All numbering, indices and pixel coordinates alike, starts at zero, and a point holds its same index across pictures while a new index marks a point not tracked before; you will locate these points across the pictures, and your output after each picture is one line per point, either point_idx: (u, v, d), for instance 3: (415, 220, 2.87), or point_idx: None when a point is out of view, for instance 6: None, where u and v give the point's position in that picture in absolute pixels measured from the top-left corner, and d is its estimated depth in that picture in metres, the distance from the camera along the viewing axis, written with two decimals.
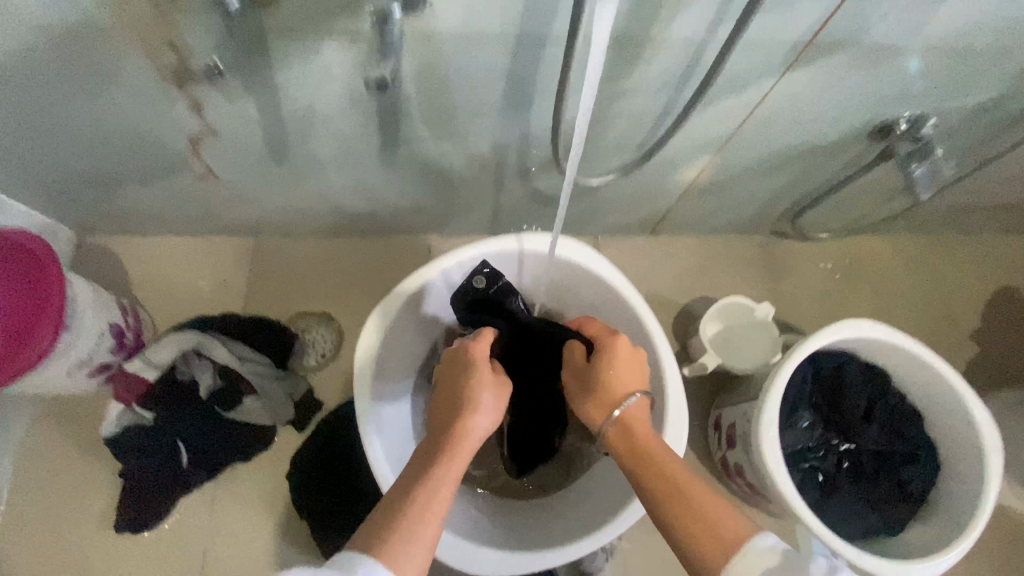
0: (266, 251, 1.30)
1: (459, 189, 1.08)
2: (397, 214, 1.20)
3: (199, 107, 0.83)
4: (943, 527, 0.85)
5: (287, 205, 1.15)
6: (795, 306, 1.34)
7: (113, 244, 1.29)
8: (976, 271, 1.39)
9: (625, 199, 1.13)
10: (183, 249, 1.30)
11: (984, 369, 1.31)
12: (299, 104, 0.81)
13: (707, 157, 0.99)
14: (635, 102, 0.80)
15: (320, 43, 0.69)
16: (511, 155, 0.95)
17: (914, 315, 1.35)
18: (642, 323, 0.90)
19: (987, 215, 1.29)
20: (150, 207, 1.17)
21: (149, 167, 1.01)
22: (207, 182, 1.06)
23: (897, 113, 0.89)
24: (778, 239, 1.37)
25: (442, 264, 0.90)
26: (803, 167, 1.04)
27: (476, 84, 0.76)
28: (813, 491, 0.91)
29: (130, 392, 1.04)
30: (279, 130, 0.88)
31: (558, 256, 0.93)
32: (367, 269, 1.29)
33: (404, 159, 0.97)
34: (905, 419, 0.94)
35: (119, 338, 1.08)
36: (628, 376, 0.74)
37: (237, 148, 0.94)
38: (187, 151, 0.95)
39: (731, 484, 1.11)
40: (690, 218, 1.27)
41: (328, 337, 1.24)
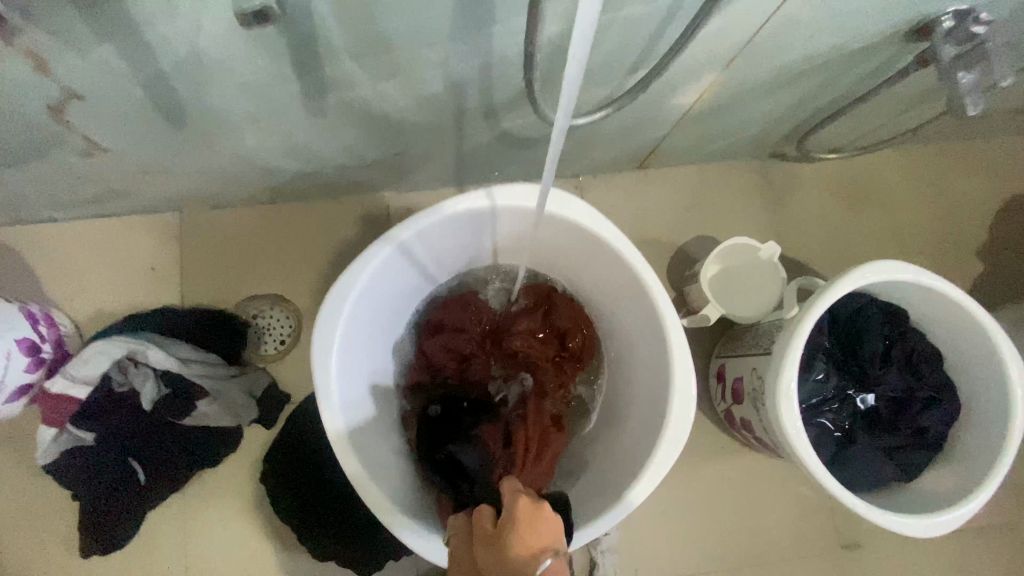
0: (195, 226, 1.10)
1: (412, 137, 0.89)
2: (344, 172, 1.00)
3: (43, 65, 0.60)
4: (962, 476, 0.81)
5: (203, 173, 0.94)
6: (797, 234, 1.19)
7: (5, 236, 1.05)
8: (985, 179, 1.27)
9: (611, 134, 0.95)
10: (95, 234, 1.07)
11: (992, 286, 1.23)
12: (180, 50, 0.60)
13: (710, 77, 0.79)
14: (625, 14, 0.59)
15: None
16: (470, 92, 0.76)
17: (924, 235, 1.24)
18: (640, 280, 0.78)
19: (1004, 118, 1.15)
20: (35, 192, 0.93)
21: (15, 147, 0.78)
22: (93, 156, 0.84)
23: (943, 6, 0.69)
24: (780, 162, 1.20)
25: (400, 234, 0.76)
26: (821, 81, 0.85)
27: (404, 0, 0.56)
28: (827, 448, 0.86)
29: (59, 414, 0.88)
30: (160, 82, 0.66)
31: (546, 211, 0.78)
32: (318, 238, 1.11)
33: (339, 110, 0.77)
34: (924, 359, 0.87)
35: (34, 355, 0.91)
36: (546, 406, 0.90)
37: (115, 112, 0.72)
38: (51, 120, 0.72)
39: (734, 434, 1.07)
40: (686, 148, 1.08)
41: (283, 321, 1.08)
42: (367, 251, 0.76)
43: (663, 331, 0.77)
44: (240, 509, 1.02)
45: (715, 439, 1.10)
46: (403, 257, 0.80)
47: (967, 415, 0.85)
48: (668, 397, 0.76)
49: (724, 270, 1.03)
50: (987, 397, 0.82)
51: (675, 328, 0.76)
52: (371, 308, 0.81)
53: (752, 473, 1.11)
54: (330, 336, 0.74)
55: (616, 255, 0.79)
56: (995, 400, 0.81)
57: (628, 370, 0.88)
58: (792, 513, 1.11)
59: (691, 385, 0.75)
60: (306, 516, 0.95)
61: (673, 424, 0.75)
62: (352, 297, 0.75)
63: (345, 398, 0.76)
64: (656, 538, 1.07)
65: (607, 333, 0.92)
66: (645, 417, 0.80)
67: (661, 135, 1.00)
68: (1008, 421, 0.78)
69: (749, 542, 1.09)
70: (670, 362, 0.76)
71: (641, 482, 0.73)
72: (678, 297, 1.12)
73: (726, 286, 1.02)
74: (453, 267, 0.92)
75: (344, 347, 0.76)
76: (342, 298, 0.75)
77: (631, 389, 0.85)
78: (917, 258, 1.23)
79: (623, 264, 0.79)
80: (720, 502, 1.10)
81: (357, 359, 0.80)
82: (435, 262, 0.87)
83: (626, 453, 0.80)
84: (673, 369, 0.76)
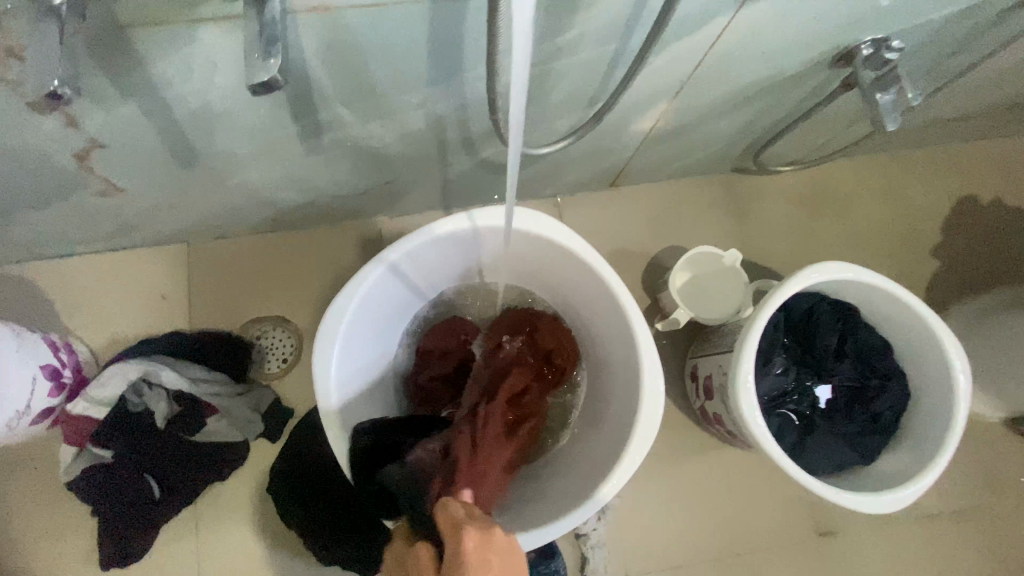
0: (201, 255, 1.18)
1: (400, 167, 0.98)
2: (339, 201, 1.09)
3: (72, 120, 0.69)
4: (913, 456, 0.88)
5: (209, 207, 1.03)
6: (762, 241, 1.28)
7: (25, 272, 1.13)
8: (935, 183, 1.37)
9: (580, 156, 1.04)
10: (109, 267, 1.16)
11: (949, 281, 1.32)
12: (192, 103, 0.69)
13: (663, 105, 0.89)
14: (579, 59, 0.70)
15: (193, 26, 0.56)
16: (449, 126, 0.85)
17: (881, 236, 1.33)
18: (610, 289, 0.86)
19: (945, 127, 1.25)
20: (56, 230, 1.02)
21: (41, 191, 0.86)
22: (111, 196, 0.92)
23: (859, 38, 0.78)
24: (742, 175, 1.29)
25: (390, 255, 0.84)
26: (764, 104, 0.95)
27: (385, 54, 0.65)
28: (790, 435, 0.93)
29: (81, 432, 0.98)
30: (174, 130, 0.75)
31: (523, 229, 0.87)
32: (316, 262, 1.20)
33: (332, 146, 0.86)
34: (875, 351, 0.95)
35: (56, 380, 0.99)
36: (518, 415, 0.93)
37: (133, 157, 0.81)
38: (74, 167, 0.81)
39: (711, 429, 1.15)
40: (653, 166, 1.18)
41: (285, 340, 1.16)
42: (361, 271, 0.84)
43: (632, 334, 0.85)
44: (249, 520, 1.08)
45: (694, 435, 1.17)
46: (394, 275, 0.88)
47: (917, 400, 0.92)
48: (638, 395, 0.84)
49: (691, 277, 1.13)
50: (933, 382, 0.90)
51: (642, 330, 0.84)
52: (366, 322, 0.88)
53: (731, 466, 1.18)
54: (329, 349, 0.81)
55: (587, 267, 0.87)
56: (939, 385, 0.88)
57: (606, 372, 0.95)
58: (771, 503, 1.17)
59: (658, 382, 0.83)
60: (311, 523, 1.02)
61: (643, 419, 0.82)
62: (349, 313, 0.83)
63: (344, 406, 0.83)
64: (643, 531, 1.13)
65: (586, 339, 1.00)
66: (621, 414, 0.87)
67: (628, 156, 1.10)
68: (951, 403, 0.86)
69: (731, 532, 1.15)
70: (640, 363, 0.84)
71: (610, 479, 0.80)
72: (653, 304, 1.21)
73: (693, 290, 1.12)
74: (441, 283, 1.00)
75: (341, 359, 0.83)
76: (340, 315, 0.82)
77: (608, 389, 0.93)
78: (876, 259, 1.32)
79: (594, 275, 0.87)
80: (702, 495, 1.16)
81: (354, 370, 0.87)
82: (424, 278, 0.95)
83: (604, 448, 0.87)
84: (642, 369, 0.84)
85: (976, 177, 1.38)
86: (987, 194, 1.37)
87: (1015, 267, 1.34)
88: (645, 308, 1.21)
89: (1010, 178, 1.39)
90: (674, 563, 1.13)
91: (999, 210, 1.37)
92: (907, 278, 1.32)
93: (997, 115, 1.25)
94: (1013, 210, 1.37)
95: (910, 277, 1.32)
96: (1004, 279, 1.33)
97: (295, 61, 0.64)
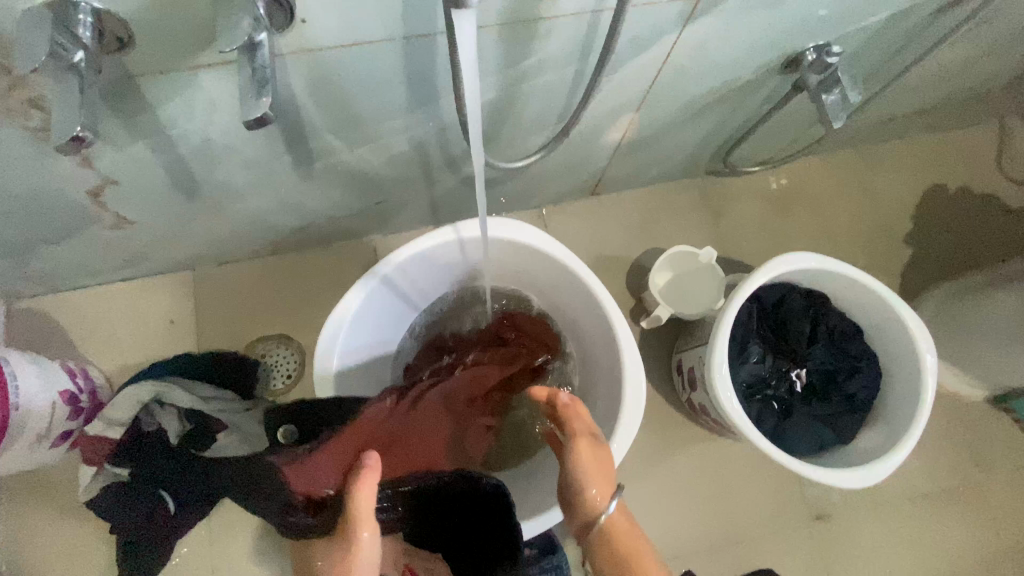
0: (206, 281, 1.25)
1: (388, 188, 1.05)
2: (334, 222, 1.16)
3: (86, 160, 0.76)
4: (888, 433, 0.93)
5: (213, 234, 1.10)
6: (739, 239, 1.34)
7: (42, 306, 1.20)
8: (903, 175, 1.43)
9: (558, 168, 1.11)
10: (120, 297, 1.22)
11: (923, 268, 1.37)
12: (194, 139, 0.77)
13: (629, 116, 0.96)
14: (543, 79, 0.78)
15: (194, 72, 0.63)
16: (431, 148, 0.92)
17: (855, 228, 1.39)
18: (590, 289, 0.92)
19: (905, 121, 1.31)
20: (71, 264, 1.09)
21: (57, 228, 0.93)
22: (122, 229, 0.99)
23: (803, 44, 0.85)
24: (717, 178, 1.36)
25: (382, 268, 0.90)
26: (725, 110, 1.01)
27: (365, 86, 0.72)
28: (769, 420, 0.98)
29: (100, 453, 1.02)
30: (179, 164, 0.82)
31: (505, 237, 0.93)
32: (315, 282, 1.26)
33: (324, 172, 0.93)
34: (846, 335, 1.00)
35: (74, 405, 1.05)
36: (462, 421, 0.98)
37: (142, 191, 0.88)
38: (88, 203, 0.88)
39: (699, 421, 1.19)
40: (629, 174, 1.24)
41: (289, 357, 1.22)
42: (356, 284, 0.90)
43: (613, 331, 0.91)
44: (260, 531, 1.12)
45: (684, 428, 1.22)
46: (387, 287, 0.94)
47: (889, 380, 0.97)
48: (621, 387, 0.89)
49: (670, 276, 1.19)
50: (901, 361, 0.95)
51: (621, 327, 0.90)
52: (363, 331, 0.94)
53: (722, 457, 1.22)
54: (328, 357, 0.87)
55: (568, 270, 0.93)
56: (906, 365, 0.93)
57: (592, 369, 1.00)
58: (763, 490, 1.21)
59: (640, 374, 0.88)
60: None
61: (627, 410, 0.87)
62: (346, 323, 0.88)
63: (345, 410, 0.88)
64: (641, 524, 1.17)
65: (570, 339, 1.06)
66: (607, 407, 0.92)
67: (604, 166, 1.17)
68: (918, 380, 0.90)
69: (726, 521, 1.19)
70: (622, 358, 0.89)
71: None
72: (637, 305, 1.26)
73: (671, 289, 1.19)
74: (433, 292, 1.06)
75: (340, 366, 0.89)
76: (337, 325, 0.88)
77: (595, 385, 0.98)
78: (850, 250, 1.37)
79: (574, 277, 0.93)
80: (696, 486, 1.20)
81: (353, 376, 0.93)
82: (415, 288, 1.01)
83: None
84: (625, 363, 0.89)
85: (942, 167, 1.44)
86: (954, 182, 1.43)
87: (986, 250, 1.39)
88: (631, 309, 1.26)
89: (974, 167, 1.45)
90: (673, 553, 1.16)
91: (967, 197, 1.43)
92: (883, 266, 1.37)
93: (953, 108, 1.32)
94: (980, 196, 1.43)
95: (885, 266, 1.37)
96: (976, 262, 1.38)
97: (285, 98, 0.71)
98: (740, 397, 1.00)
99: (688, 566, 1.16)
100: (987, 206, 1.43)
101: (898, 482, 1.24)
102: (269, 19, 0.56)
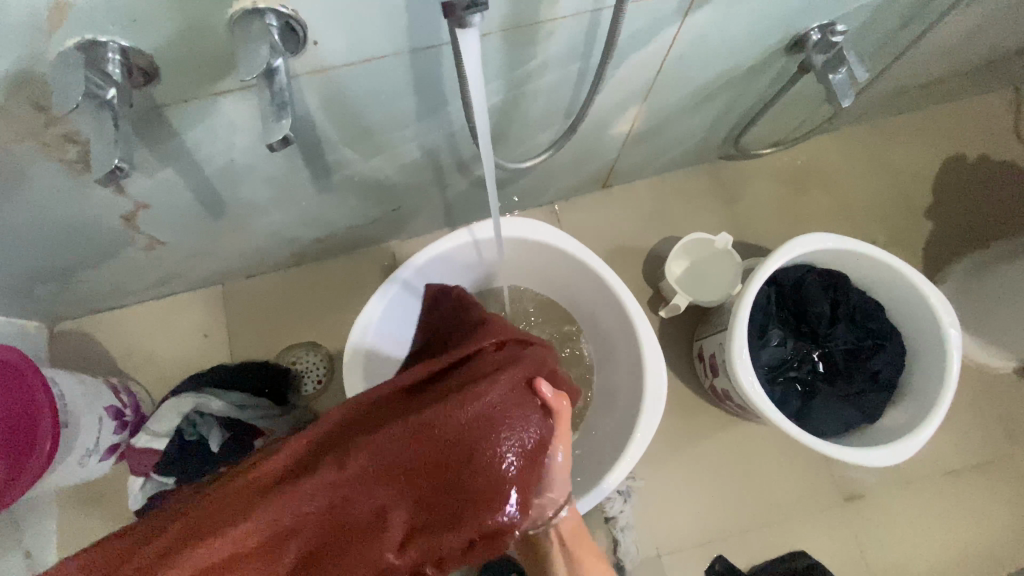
0: (234, 295, 1.30)
1: (403, 195, 1.08)
2: (351, 231, 1.19)
3: (118, 188, 0.80)
4: (916, 409, 0.92)
5: (239, 250, 1.15)
6: (754, 222, 1.33)
7: (83, 328, 1.26)
8: (919, 147, 1.40)
9: (567, 164, 1.12)
10: (155, 313, 1.28)
11: (946, 240, 1.34)
12: (217, 161, 0.80)
13: (635, 108, 0.97)
14: (548, 79, 0.80)
15: (215, 98, 0.66)
16: (441, 154, 0.95)
17: (872, 204, 1.37)
18: (605, 281, 0.94)
19: (918, 93, 1.29)
20: (109, 286, 1.14)
21: (95, 253, 0.98)
22: (154, 250, 1.04)
23: (807, 26, 0.85)
24: (727, 162, 1.35)
25: (402, 272, 0.94)
26: (731, 96, 1.02)
27: (375, 99, 0.75)
28: (793, 402, 0.99)
29: (144, 464, 1.06)
30: (205, 186, 0.86)
31: (519, 235, 0.95)
32: (338, 290, 1.30)
33: (340, 183, 0.96)
34: (868, 314, 0.99)
35: (119, 419, 1.11)
36: (425, 440, 0.57)
37: (171, 213, 0.92)
38: (122, 228, 0.93)
39: (721, 406, 1.20)
40: (638, 165, 1.25)
41: (318, 362, 1.27)
42: (379, 289, 0.93)
43: (630, 321, 0.92)
44: None
45: (706, 414, 1.23)
46: (409, 290, 0.97)
47: (914, 356, 0.96)
48: (641, 377, 0.91)
49: (686, 263, 1.20)
50: (925, 335, 0.94)
51: (638, 318, 0.92)
52: (389, 330, 0.97)
53: (748, 442, 1.22)
54: (356, 354, 0.90)
55: (583, 264, 0.95)
56: (930, 339, 0.92)
57: (611, 361, 1.02)
58: (791, 472, 1.21)
59: (659, 363, 0.90)
60: None
61: (648, 401, 0.89)
62: (369, 322, 0.92)
63: None
64: (668, 509, 1.18)
65: (588, 333, 1.08)
66: (628, 399, 0.94)
67: (612, 159, 1.17)
68: (944, 354, 0.90)
69: (754, 503, 1.19)
70: (642, 350, 0.90)
71: (620, 463, 0.87)
72: (655, 294, 1.27)
73: (688, 276, 1.19)
74: None
75: (369, 362, 0.92)
76: (363, 323, 0.91)
77: (615, 376, 1.00)
78: (868, 226, 1.35)
79: (589, 269, 0.95)
80: (722, 472, 1.21)
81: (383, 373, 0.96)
82: None
83: (615, 432, 0.94)
84: (644, 353, 0.90)
85: (960, 137, 1.41)
86: (974, 151, 1.40)
87: (1011, 219, 1.36)
88: (648, 299, 1.27)
89: (994, 134, 1.42)
90: (703, 538, 1.17)
91: (988, 165, 1.40)
92: (904, 241, 1.35)
93: (968, 75, 1.29)
94: (1001, 163, 1.40)
95: (907, 241, 1.35)
96: (1001, 231, 1.35)
97: (301, 116, 0.74)
98: (762, 381, 1.01)
99: (719, 551, 1.17)
100: (1009, 172, 1.39)
101: (930, 458, 1.23)
102: (283, 45, 0.59)
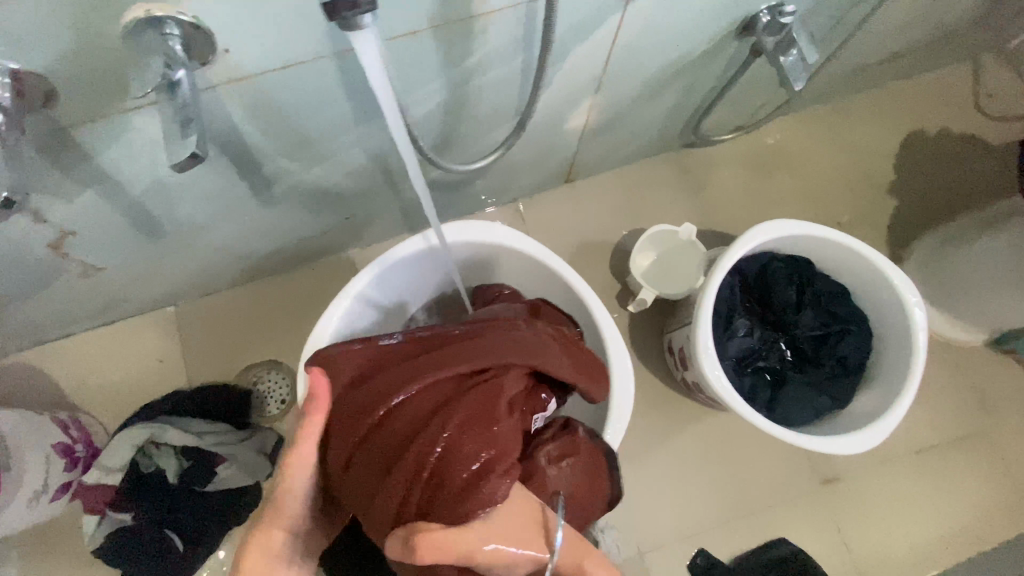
0: (189, 315, 1.24)
1: (355, 202, 1.03)
2: (307, 242, 1.14)
3: (36, 214, 0.75)
4: (884, 392, 0.91)
5: (188, 269, 1.09)
6: (721, 209, 1.32)
7: (28, 361, 1.19)
8: (881, 124, 1.40)
9: (525, 162, 1.09)
10: (106, 340, 1.22)
11: (910, 216, 1.34)
12: (144, 181, 0.75)
13: (589, 101, 0.94)
14: (491, 75, 0.76)
15: (124, 115, 0.61)
16: (390, 158, 0.91)
17: (837, 185, 1.36)
18: (565, 280, 0.91)
19: (875, 70, 1.29)
20: (50, 315, 1.08)
21: (26, 283, 0.92)
22: (92, 276, 0.98)
23: (756, 7, 0.83)
24: (690, 150, 1.33)
25: (355, 285, 0.89)
26: (686, 83, 0.99)
27: (306, 106, 0.70)
28: (763, 392, 0.97)
29: (100, 501, 1.01)
30: (136, 208, 0.81)
31: (474, 237, 0.92)
32: (298, 303, 1.25)
33: (286, 194, 0.92)
34: (832, 298, 0.98)
35: (70, 456, 1.05)
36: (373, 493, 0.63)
37: (104, 237, 0.86)
38: (51, 256, 0.87)
39: (695, 398, 1.19)
40: (600, 158, 1.22)
41: (282, 381, 1.21)
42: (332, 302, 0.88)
43: (593, 320, 0.90)
44: None
45: (682, 406, 1.21)
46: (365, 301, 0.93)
47: (880, 338, 0.96)
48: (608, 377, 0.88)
49: (653, 254, 1.17)
50: (890, 317, 0.93)
51: (601, 317, 0.89)
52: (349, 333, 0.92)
53: (724, 432, 1.21)
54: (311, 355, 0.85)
55: (542, 265, 0.92)
56: (894, 320, 0.92)
57: None
58: (769, 459, 1.21)
59: (625, 363, 0.87)
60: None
61: (618, 400, 0.87)
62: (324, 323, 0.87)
63: None
64: (648, 506, 1.17)
65: None
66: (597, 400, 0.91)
67: (572, 153, 1.14)
68: (909, 335, 0.89)
69: (733, 493, 1.19)
70: (609, 348, 0.88)
71: None
72: (624, 288, 1.25)
73: (655, 267, 1.17)
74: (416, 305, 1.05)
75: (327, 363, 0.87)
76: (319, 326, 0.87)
77: None
78: (833, 207, 1.35)
79: (549, 269, 0.92)
80: (701, 465, 1.19)
81: None
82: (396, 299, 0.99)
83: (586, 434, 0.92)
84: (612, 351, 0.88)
85: (920, 112, 1.41)
86: (935, 126, 1.40)
87: (972, 191, 1.36)
88: (617, 294, 1.25)
89: (953, 107, 1.42)
90: (684, 532, 1.16)
91: (948, 138, 1.40)
92: (869, 220, 1.34)
93: (923, 50, 1.29)
94: (961, 136, 1.40)
95: (872, 220, 1.34)
96: (963, 204, 1.35)
97: (225, 128, 0.69)
98: (732, 373, 0.99)
99: (701, 544, 1.16)
100: (969, 145, 1.40)
101: (905, 436, 1.23)
102: (186, 56, 0.54)
